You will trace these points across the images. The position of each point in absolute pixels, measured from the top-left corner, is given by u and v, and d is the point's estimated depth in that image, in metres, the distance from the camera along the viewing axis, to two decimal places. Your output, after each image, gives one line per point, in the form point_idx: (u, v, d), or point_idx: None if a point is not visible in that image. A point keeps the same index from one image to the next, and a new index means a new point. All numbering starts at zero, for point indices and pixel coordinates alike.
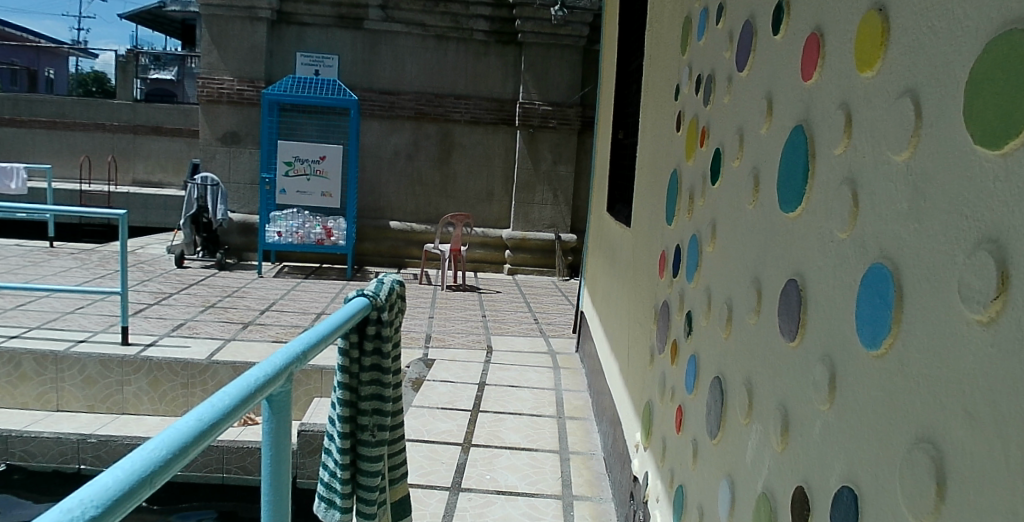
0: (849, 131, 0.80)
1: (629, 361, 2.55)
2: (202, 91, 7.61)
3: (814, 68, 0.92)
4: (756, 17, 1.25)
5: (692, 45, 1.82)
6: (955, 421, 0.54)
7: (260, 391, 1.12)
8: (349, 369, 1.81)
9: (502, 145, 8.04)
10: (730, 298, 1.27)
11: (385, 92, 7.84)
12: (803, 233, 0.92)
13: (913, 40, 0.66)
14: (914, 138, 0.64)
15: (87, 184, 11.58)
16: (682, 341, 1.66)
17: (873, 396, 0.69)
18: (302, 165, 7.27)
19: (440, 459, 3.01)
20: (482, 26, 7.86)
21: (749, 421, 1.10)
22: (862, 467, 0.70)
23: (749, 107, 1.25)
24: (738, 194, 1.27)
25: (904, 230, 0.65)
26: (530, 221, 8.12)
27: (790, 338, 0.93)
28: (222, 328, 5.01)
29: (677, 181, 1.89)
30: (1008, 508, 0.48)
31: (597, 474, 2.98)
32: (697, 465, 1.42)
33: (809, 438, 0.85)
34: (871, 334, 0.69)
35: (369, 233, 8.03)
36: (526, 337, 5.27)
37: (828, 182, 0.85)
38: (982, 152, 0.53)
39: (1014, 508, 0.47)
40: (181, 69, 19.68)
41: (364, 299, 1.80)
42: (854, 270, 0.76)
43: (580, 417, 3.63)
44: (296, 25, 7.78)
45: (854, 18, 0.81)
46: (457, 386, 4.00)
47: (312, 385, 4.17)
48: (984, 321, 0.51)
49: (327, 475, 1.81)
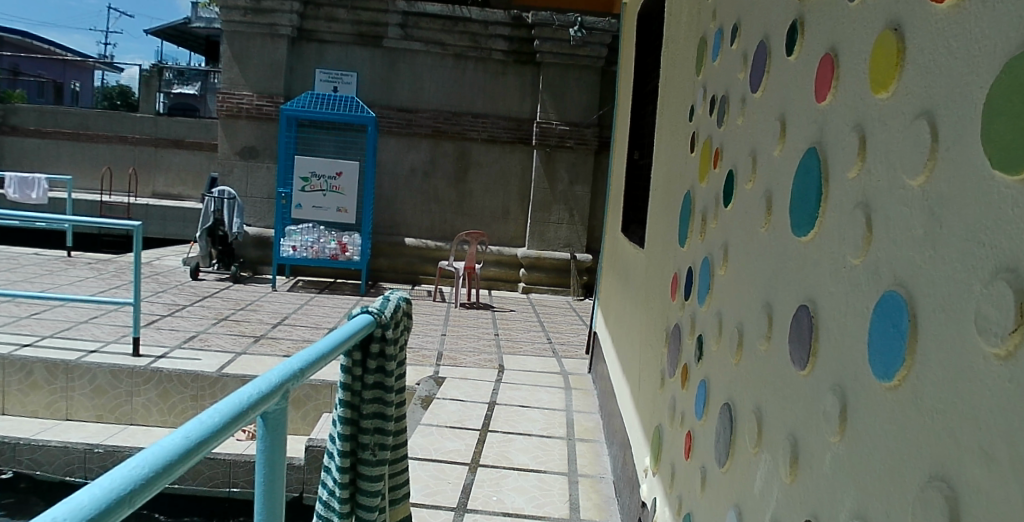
0: (863, 153, 0.77)
1: (639, 385, 2.51)
2: (222, 106, 7.73)
3: (828, 89, 0.90)
4: (770, 37, 1.23)
5: (708, 65, 1.81)
6: (972, 461, 0.51)
7: (253, 408, 1.11)
8: (352, 386, 1.79)
9: (518, 164, 8.07)
10: (741, 323, 1.23)
11: (403, 109, 7.92)
12: (816, 260, 0.90)
13: (930, 59, 0.64)
14: (930, 163, 0.62)
15: (109, 194, 11.78)
16: (693, 366, 1.63)
17: (885, 430, 0.66)
18: (319, 181, 7.35)
19: (446, 479, 2.98)
20: (500, 46, 7.92)
21: (758, 450, 1.07)
22: (871, 504, 0.67)
23: (763, 128, 1.23)
24: (751, 216, 1.25)
25: (919, 257, 0.63)
26: (545, 240, 8.10)
27: (801, 367, 0.90)
28: (234, 341, 5.03)
29: (690, 201, 1.87)
30: None
31: (606, 498, 2.93)
32: (705, 492, 1.39)
33: (820, 470, 0.81)
34: (884, 367, 0.67)
35: (384, 249, 8.08)
36: (538, 356, 5.23)
37: (842, 207, 0.82)
38: (1002, 178, 0.50)
39: None
40: (205, 85, 20.03)
41: (369, 316, 1.79)
42: (868, 298, 0.73)
43: (591, 439, 3.58)
44: (316, 42, 7.88)
45: (869, 38, 0.79)
46: (467, 404, 3.97)
47: (321, 400, 4.16)
48: (1003, 355, 0.48)
49: (325, 493, 1.78)
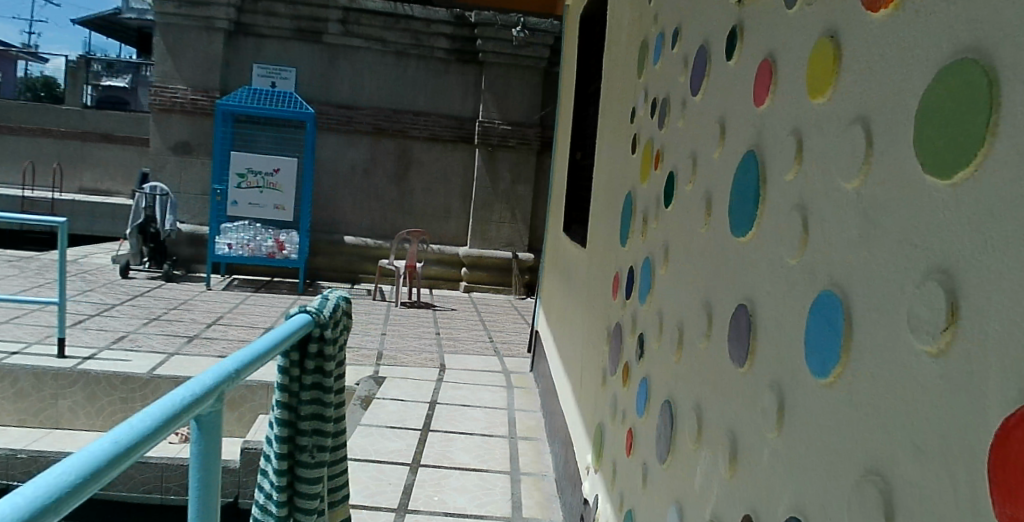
0: (800, 157, 0.80)
1: (581, 383, 2.53)
2: (154, 99, 7.41)
3: (767, 94, 0.92)
4: (710, 43, 1.25)
5: (649, 69, 1.84)
6: (905, 455, 0.53)
7: (186, 411, 1.05)
8: (289, 388, 1.74)
9: (460, 163, 8.02)
10: (681, 322, 1.26)
11: (343, 106, 7.76)
12: (754, 260, 0.92)
13: (864, 67, 0.66)
14: (865, 167, 0.64)
15: (29, 189, 11.15)
16: (634, 364, 1.65)
17: (822, 426, 0.67)
18: (255, 177, 7.12)
19: (387, 480, 2.93)
20: (442, 44, 7.87)
21: (698, 447, 1.09)
22: (809, 499, 0.69)
23: (703, 132, 1.25)
24: (691, 217, 1.27)
25: (854, 259, 0.65)
26: (487, 239, 8.08)
27: (740, 364, 0.92)
28: (166, 341, 4.82)
29: (631, 202, 1.89)
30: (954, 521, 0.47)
31: (547, 496, 2.94)
32: (646, 488, 1.41)
33: (758, 465, 0.83)
34: (820, 364, 0.69)
35: (323, 247, 7.91)
36: (480, 355, 5.22)
37: (779, 209, 0.85)
38: (934, 182, 0.52)
39: None
40: (135, 78, 19.23)
41: (308, 316, 1.75)
42: (804, 298, 0.75)
43: (533, 438, 3.59)
44: (253, 36, 7.66)
45: (807, 45, 0.81)
46: (408, 404, 3.93)
47: (258, 401, 4.04)
48: (935, 352, 0.50)
49: (262, 497, 1.72)
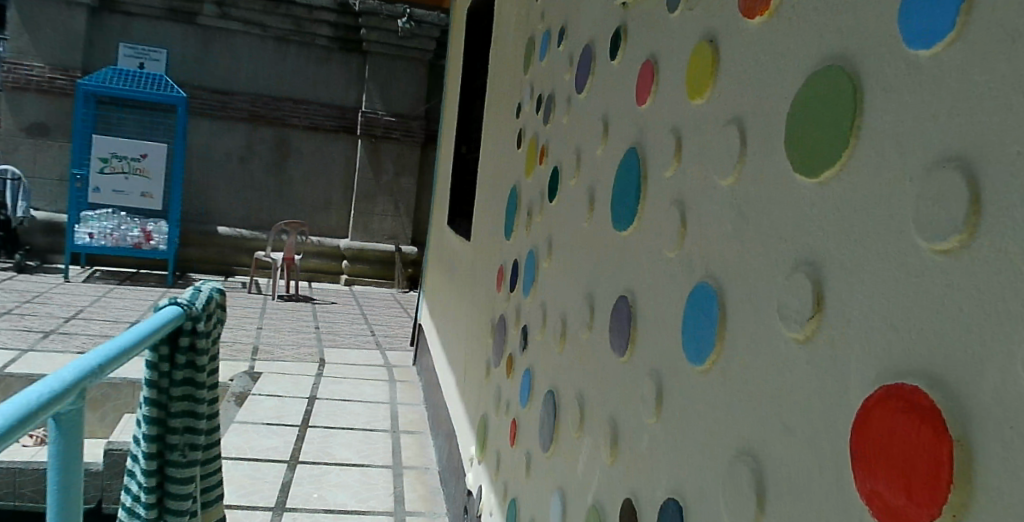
0: (679, 155, 0.83)
1: (465, 375, 2.53)
2: (5, 77, 6.73)
3: (648, 93, 0.96)
4: (595, 41, 1.29)
5: (535, 65, 1.86)
6: (774, 435, 0.56)
7: (45, 408, 0.94)
8: (157, 384, 1.61)
9: (341, 154, 7.77)
10: (565, 313, 1.28)
11: (217, 91, 7.35)
12: (634, 253, 0.95)
13: (740, 71, 0.70)
14: (738, 165, 0.68)
15: None
16: (517, 356, 1.67)
17: (698, 411, 0.71)
18: (119, 163, 6.57)
19: (263, 478, 2.80)
20: (325, 32, 7.60)
21: (580, 435, 1.12)
22: (686, 480, 0.72)
23: (587, 128, 1.28)
24: (574, 210, 1.30)
25: (728, 253, 0.68)
26: (369, 231, 7.88)
27: (621, 353, 0.96)
28: (15, 337, 4.32)
29: (516, 196, 1.91)
30: (819, 493, 0.50)
31: (431, 489, 2.92)
32: (529, 477, 1.43)
33: (638, 450, 0.86)
34: (696, 352, 0.72)
35: (195, 239, 7.39)
36: (361, 349, 5.09)
37: (658, 204, 0.88)
38: (802, 180, 0.56)
39: (831, 507, 0.49)
40: None
41: (178, 308, 1.63)
42: (682, 289, 0.78)
43: (416, 431, 3.56)
44: (120, 14, 7.13)
45: (686, 48, 0.85)
46: (285, 400, 3.76)
47: (123, 399, 3.70)
48: (802, 339, 0.54)
49: (130, 499, 1.59)
